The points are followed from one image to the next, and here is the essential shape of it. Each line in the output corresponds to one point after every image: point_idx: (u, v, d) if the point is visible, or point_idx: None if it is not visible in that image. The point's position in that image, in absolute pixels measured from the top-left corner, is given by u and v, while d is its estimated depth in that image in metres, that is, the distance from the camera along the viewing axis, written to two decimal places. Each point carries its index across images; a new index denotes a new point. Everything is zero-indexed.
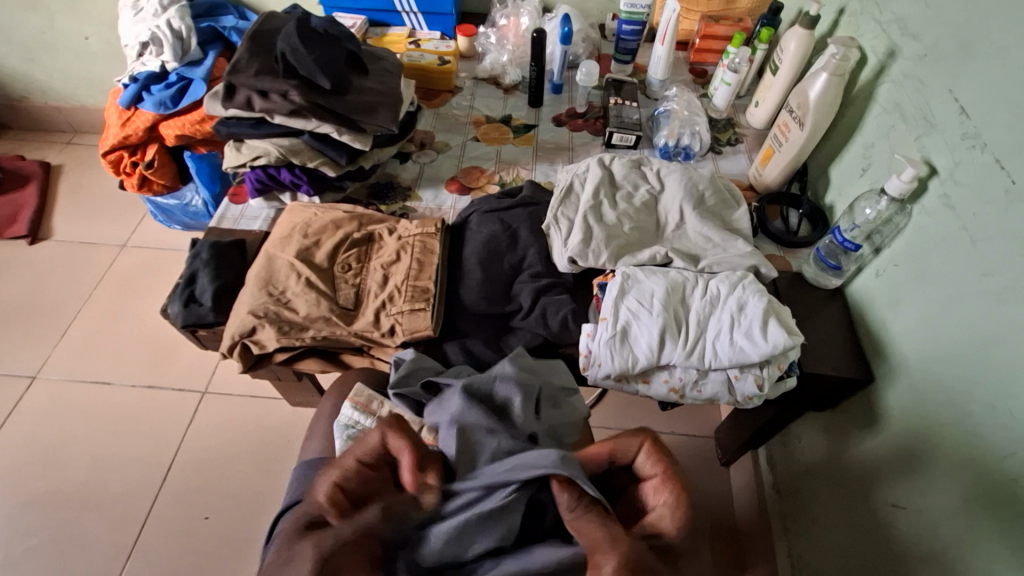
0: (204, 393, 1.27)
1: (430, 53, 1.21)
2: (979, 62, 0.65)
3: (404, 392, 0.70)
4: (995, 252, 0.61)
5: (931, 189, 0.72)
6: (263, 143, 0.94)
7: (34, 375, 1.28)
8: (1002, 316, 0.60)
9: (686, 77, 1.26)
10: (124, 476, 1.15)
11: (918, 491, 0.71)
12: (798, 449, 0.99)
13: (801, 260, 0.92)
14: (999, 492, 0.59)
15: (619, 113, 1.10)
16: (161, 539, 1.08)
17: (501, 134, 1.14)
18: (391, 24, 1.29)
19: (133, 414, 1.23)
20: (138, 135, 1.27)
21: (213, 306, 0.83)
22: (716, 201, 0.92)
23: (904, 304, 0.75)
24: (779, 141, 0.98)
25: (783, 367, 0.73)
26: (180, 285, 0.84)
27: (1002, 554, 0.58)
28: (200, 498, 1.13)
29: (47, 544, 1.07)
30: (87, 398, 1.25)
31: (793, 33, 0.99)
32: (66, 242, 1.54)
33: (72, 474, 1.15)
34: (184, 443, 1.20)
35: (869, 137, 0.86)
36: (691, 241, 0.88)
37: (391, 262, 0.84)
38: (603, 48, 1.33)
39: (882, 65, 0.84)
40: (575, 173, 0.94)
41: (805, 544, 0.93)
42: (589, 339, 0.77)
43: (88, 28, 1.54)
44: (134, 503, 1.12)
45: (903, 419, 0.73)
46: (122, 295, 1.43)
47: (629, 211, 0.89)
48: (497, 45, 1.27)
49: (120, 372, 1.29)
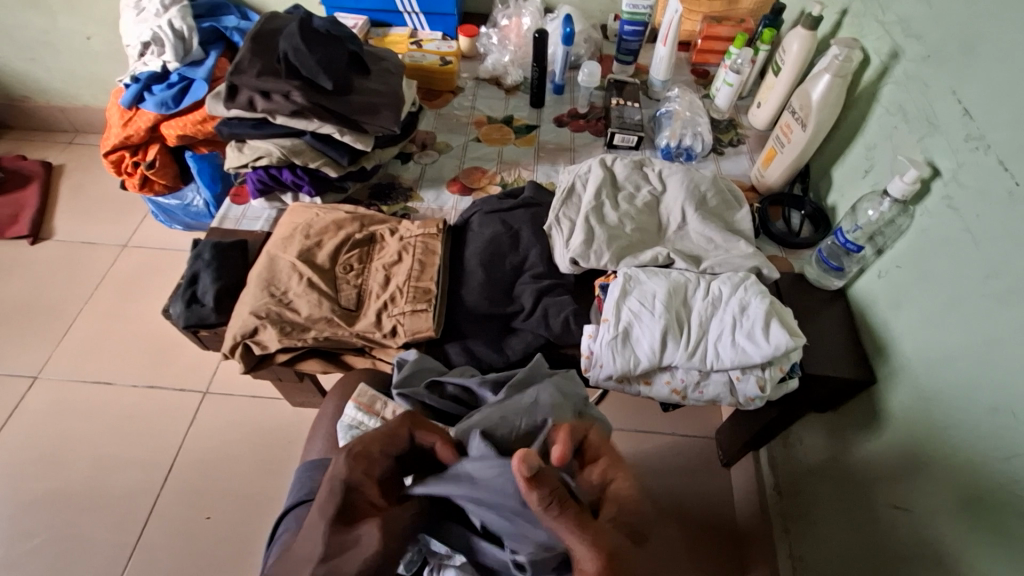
0: (205, 393, 1.27)
1: (432, 54, 1.21)
2: (982, 63, 0.65)
3: (409, 392, 0.70)
4: (999, 254, 0.61)
5: (934, 190, 0.71)
6: (265, 143, 0.94)
7: (36, 375, 1.28)
8: (1005, 318, 0.60)
9: (687, 78, 1.26)
10: (125, 476, 1.15)
11: (919, 491, 0.71)
12: (800, 450, 0.99)
13: (803, 261, 0.92)
14: (1001, 494, 0.59)
15: (621, 114, 1.10)
16: (163, 539, 1.08)
17: (503, 134, 1.14)
18: (393, 24, 1.29)
19: (135, 414, 1.23)
20: (139, 135, 1.27)
21: (215, 307, 0.83)
22: (718, 202, 0.92)
23: (907, 305, 0.74)
24: (781, 142, 0.98)
25: (785, 368, 0.73)
26: (182, 285, 0.85)
27: (1003, 556, 0.58)
28: (201, 498, 1.13)
29: (48, 544, 1.07)
30: (88, 398, 1.25)
31: (796, 34, 0.99)
32: (68, 242, 1.54)
33: (73, 474, 1.15)
34: (185, 443, 1.20)
35: (872, 138, 0.86)
36: (693, 241, 0.88)
37: (393, 263, 0.85)
38: (605, 48, 1.33)
39: (885, 66, 0.84)
40: (576, 174, 0.94)
41: (807, 545, 0.92)
42: (591, 340, 0.77)
43: (89, 27, 1.54)
44: (135, 502, 1.12)
45: (904, 421, 0.73)
46: (124, 295, 1.43)
47: (630, 212, 0.89)
48: (498, 46, 1.27)
49: (121, 372, 1.29)
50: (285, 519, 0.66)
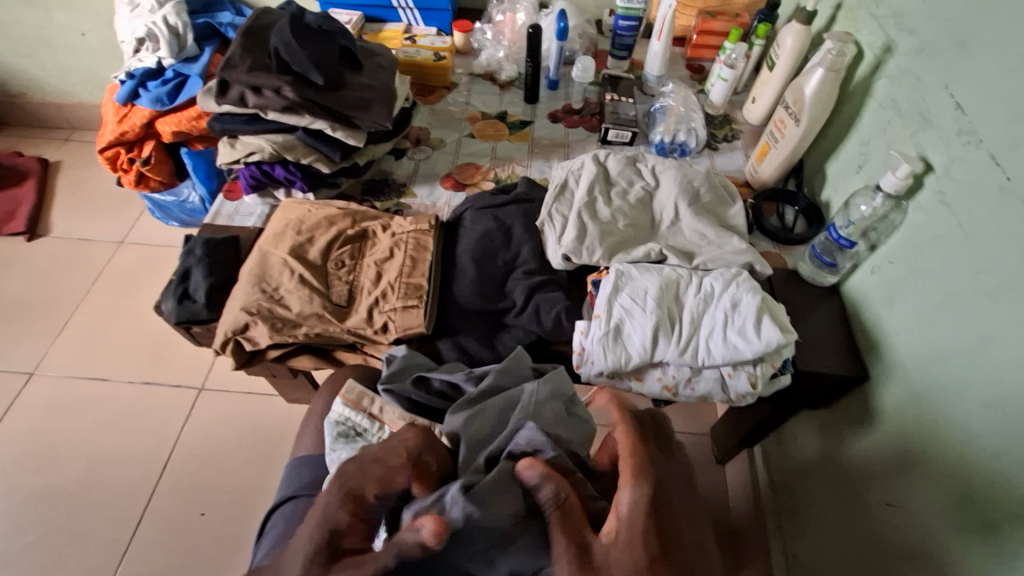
0: (201, 390, 1.27)
1: (426, 49, 1.21)
2: (975, 58, 0.64)
3: (394, 387, 0.71)
4: (990, 249, 0.61)
5: (927, 186, 0.71)
6: (256, 139, 0.93)
7: (32, 371, 1.28)
8: (996, 314, 0.60)
9: (682, 73, 1.26)
10: (121, 472, 1.15)
11: (911, 489, 0.70)
12: (795, 447, 0.99)
13: (796, 257, 0.92)
14: (991, 489, 0.59)
15: (615, 109, 1.10)
16: (158, 535, 1.09)
17: (496, 130, 1.13)
18: (387, 20, 1.29)
19: (131, 410, 1.23)
20: (134, 131, 1.26)
21: (207, 303, 0.83)
22: (712, 198, 0.92)
23: (899, 301, 0.74)
24: (775, 138, 0.98)
25: (777, 364, 0.73)
26: (174, 282, 0.85)
27: (992, 552, 0.59)
28: (197, 494, 1.13)
29: (45, 539, 1.07)
30: (84, 395, 1.25)
31: (790, 29, 0.99)
32: (64, 239, 1.54)
33: (69, 470, 1.15)
34: (181, 439, 1.20)
35: (865, 133, 0.86)
36: (685, 237, 0.88)
37: (384, 259, 0.84)
38: (600, 44, 1.32)
39: (879, 61, 0.83)
40: (570, 170, 0.94)
41: (799, 540, 0.93)
42: (582, 336, 0.77)
43: (84, 23, 1.53)
44: (132, 499, 1.12)
45: (897, 418, 0.73)
46: (120, 292, 1.43)
47: (624, 208, 0.89)
48: (492, 42, 1.26)
49: (117, 369, 1.29)
50: (276, 517, 0.67)
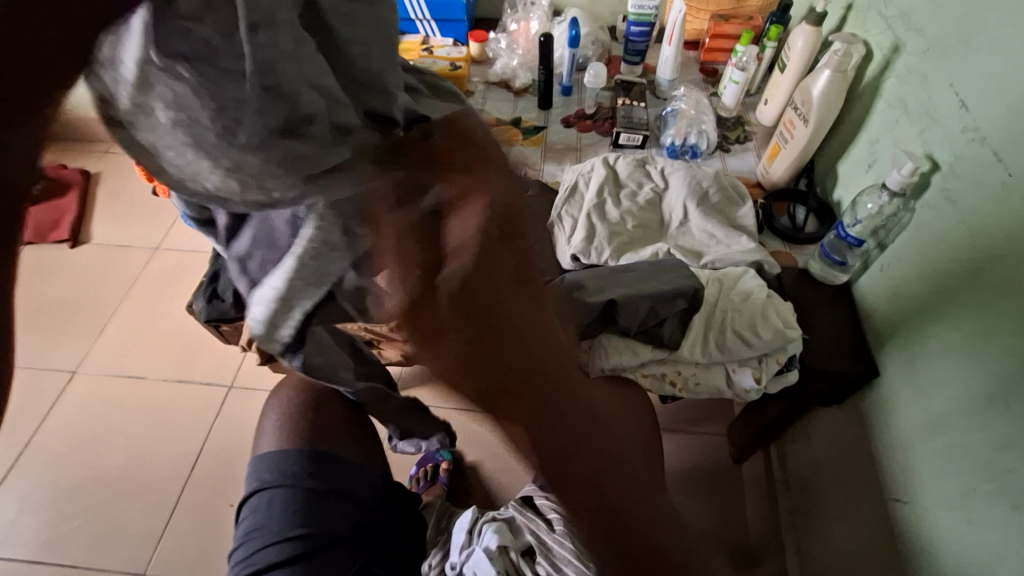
0: (230, 387, 1.31)
1: (442, 59, 1.25)
2: (977, 56, 0.65)
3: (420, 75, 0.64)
4: (992, 246, 0.61)
5: (934, 183, 0.72)
6: None
7: (75, 369, 1.33)
8: (1004, 307, 0.60)
9: (695, 76, 1.27)
10: (156, 465, 1.21)
11: (919, 486, 0.69)
12: (806, 447, 0.97)
13: (807, 256, 0.92)
14: (994, 483, 0.59)
15: (628, 113, 1.14)
16: (189, 525, 1.14)
17: (511, 135, 1.17)
18: (406, 31, 1.33)
19: (166, 405, 1.29)
20: None
21: (233, 302, 0.90)
22: (721, 199, 0.94)
23: (906, 298, 0.74)
24: (785, 139, 0.99)
25: (782, 360, 0.76)
26: (204, 282, 0.90)
27: (982, 545, 0.59)
28: (226, 488, 1.18)
29: (86, 526, 1.14)
30: (120, 391, 1.30)
31: (800, 30, 1.00)
32: (102, 245, 1.54)
33: (108, 462, 1.21)
34: (211, 434, 1.25)
35: (875, 132, 0.86)
36: (694, 238, 0.90)
37: None
38: (613, 49, 1.34)
39: (887, 60, 0.83)
40: (579, 172, 0.96)
41: (814, 539, 0.92)
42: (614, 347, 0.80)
43: None
44: (165, 490, 1.18)
45: (907, 416, 0.72)
46: (154, 293, 1.46)
47: (633, 209, 0.92)
48: (507, 50, 1.30)
49: (151, 366, 1.34)
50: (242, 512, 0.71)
